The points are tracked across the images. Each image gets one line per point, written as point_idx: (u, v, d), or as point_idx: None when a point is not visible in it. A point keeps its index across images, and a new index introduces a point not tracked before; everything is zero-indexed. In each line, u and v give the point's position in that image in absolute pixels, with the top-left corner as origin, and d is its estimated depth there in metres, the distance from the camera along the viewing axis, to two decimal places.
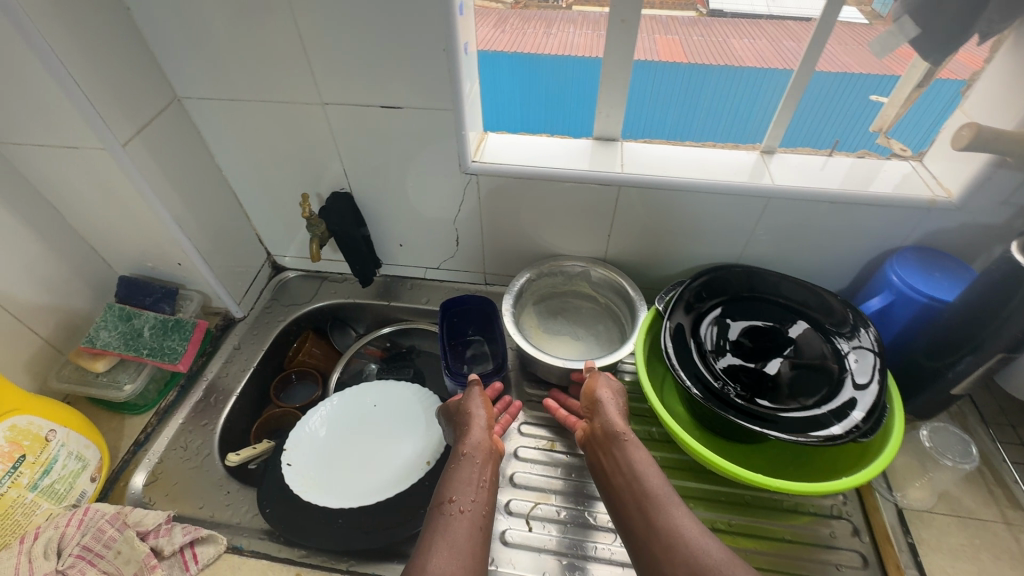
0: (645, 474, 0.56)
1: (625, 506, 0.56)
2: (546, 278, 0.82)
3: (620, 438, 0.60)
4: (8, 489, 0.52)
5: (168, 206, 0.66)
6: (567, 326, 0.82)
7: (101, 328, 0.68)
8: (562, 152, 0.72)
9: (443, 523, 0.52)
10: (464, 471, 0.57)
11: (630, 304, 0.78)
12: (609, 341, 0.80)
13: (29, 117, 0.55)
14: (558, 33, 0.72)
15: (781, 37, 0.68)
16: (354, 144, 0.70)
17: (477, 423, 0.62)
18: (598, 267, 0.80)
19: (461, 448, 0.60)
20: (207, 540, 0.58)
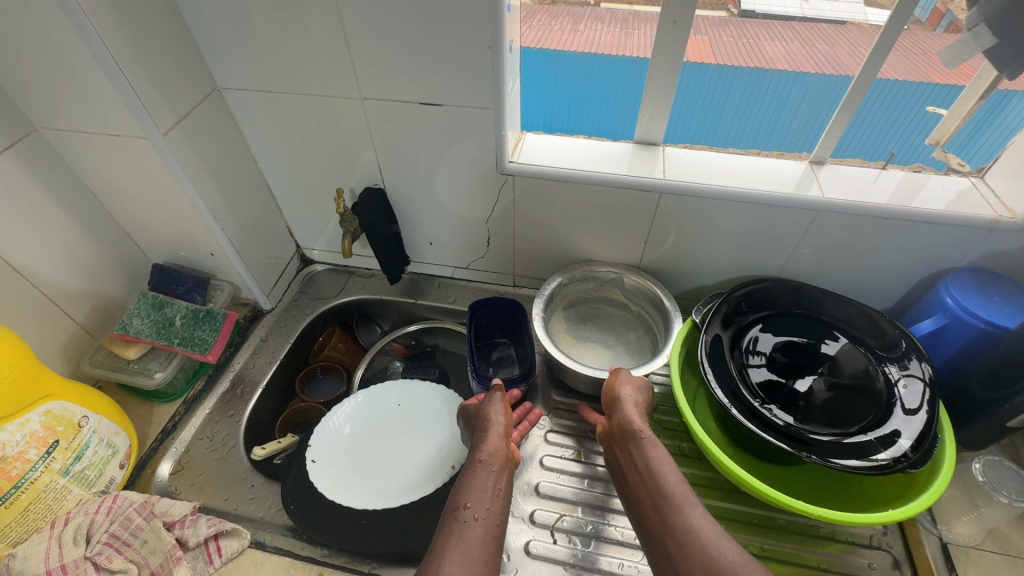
0: (662, 474, 0.53)
1: (643, 509, 0.52)
2: (578, 283, 0.80)
3: (637, 436, 0.57)
4: (41, 474, 0.52)
5: (204, 197, 0.66)
6: (596, 333, 0.80)
7: (134, 315, 0.69)
8: (602, 155, 0.70)
9: (457, 530, 0.49)
10: (478, 477, 0.55)
11: (664, 315, 0.75)
12: (639, 351, 0.78)
13: (72, 103, 0.55)
14: (585, 30, 0.74)
15: (813, 39, 0.72)
16: (391, 140, 0.69)
17: (495, 429, 0.60)
18: (633, 274, 0.77)
19: (478, 454, 0.58)
20: (231, 533, 0.57)
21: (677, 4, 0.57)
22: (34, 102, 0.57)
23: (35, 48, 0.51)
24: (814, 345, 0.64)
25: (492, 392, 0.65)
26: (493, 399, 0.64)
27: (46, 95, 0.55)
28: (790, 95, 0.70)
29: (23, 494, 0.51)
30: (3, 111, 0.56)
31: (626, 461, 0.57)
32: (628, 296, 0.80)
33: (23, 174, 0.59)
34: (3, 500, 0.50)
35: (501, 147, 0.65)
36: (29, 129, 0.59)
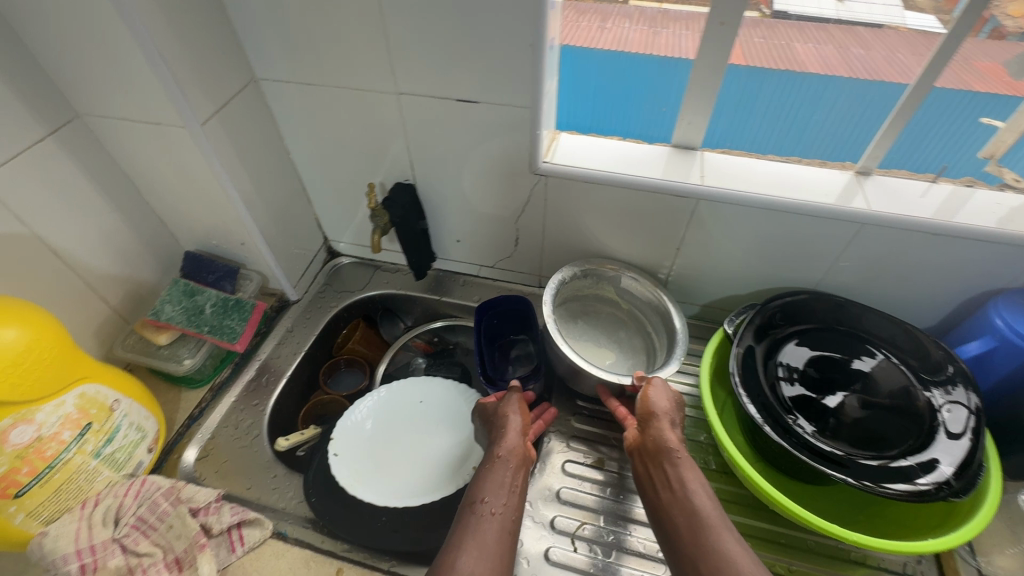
0: (695, 494, 0.52)
1: (674, 524, 0.51)
2: (575, 281, 0.78)
3: (672, 455, 0.56)
4: (74, 455, 0.53)
5: (238, 187, 0.66)
6: (588, 331, 0.80)
7: (165, 302, 0.69)
8: (637, 158, 0.69)
9: (474, 524, 0.49)
10: (497, 472, 0.54)
11: (660, 315, 0.75)
12: (631, 350, 0.78)
13: (115, 89, 0.56)
14: (613, 27, 0.67)
15: (846, 42, 0.64)
16: (425, 136, 0.68)
17: (513, 427, 0.59)
18: (632, 274, 0.76)
19: (496, 450, 0.57)
20: (253, 523, 0.58)
21: (725, 4, 0.55)
22: (78, 89, 0.57)
23: (82, 34, 0.51)
24: (850, 363, 0.62)
25: (510, 390, 0.64)
26: (508, 399, 0.63)
27: (89, 82, 0.56)
28: (822, 97, 0.64)
29: (56, 474, 0.51)
30: (48, 96, 0.57)
31: (658, 476, 0.56)
32: (621, 294, 0.79)
33: (64, 159, 0.59)
34: (37, 479, 0.50)
35: (535, 147, 0.64)
36: (72, 116, 0.60)
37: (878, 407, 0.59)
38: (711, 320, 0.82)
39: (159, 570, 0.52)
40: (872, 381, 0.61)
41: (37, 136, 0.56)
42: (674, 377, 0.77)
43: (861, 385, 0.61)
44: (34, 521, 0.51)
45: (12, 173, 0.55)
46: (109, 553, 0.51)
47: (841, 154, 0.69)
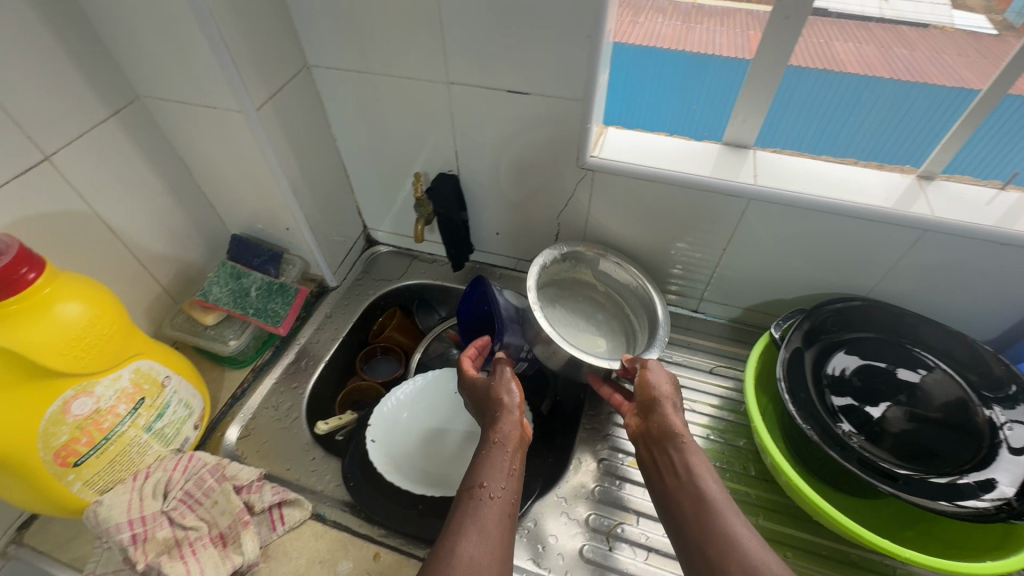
0: (702, 478, 0.49)
1: (682, 512, 0.48)
2: (555, 264, 0.77)
3: (678, 440, 0.53)
4: (128, 428, 0.54)
5: (287, 172, 0.67)
6: (567, 315, 0.78)
7: (213, 283, 0.71)
8: (686, 155, 0.67)
9: (472, 507, 0.46)
10: (495, 456, 0.50)
11: (641, 298, 0.75)
12: (609, 331, 0.78)
13: (176, 74, 0.57)
14: (647, 21, 0.65)
15: (890, 43, 0.67)
16: (472, 127, 0.68)
17: (511, 408, 0.55)
18: (610, 256, 0.75)
19: (492, 435, 0.53)
20: (293, 503, 0.59)
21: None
22: (140, 71, 0.58)
23: (147, 17, 0.52)
24: (898, 374, 0.61)
25: (501, 369, 0.59)
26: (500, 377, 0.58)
27: (151, 64, 0.57)
28: (860, 98, 0.64)
29: (112, 446, 0.53)
30: (111, 78, 0.58)
31: (663, 464, 0.53)
32: (600, 277, 0.78)
33: (124, 140, 0.61)
34: (95, 450, 0.51)
35: (584, 141, 0.63)
36: (132, 97, 0.61)
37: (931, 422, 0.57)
38: (752, 324, 0.80)
39: (205, 544, 0.54)
40: (924, 395, 0.59)
41: (101, 117, 0.58)
42: (709, 379, 0.76)
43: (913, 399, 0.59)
44: (89, 490, 0.52)
45: (78, 153, 0.56)
46: (158, 525, 0.53)
47: (886, 157, 0.67)
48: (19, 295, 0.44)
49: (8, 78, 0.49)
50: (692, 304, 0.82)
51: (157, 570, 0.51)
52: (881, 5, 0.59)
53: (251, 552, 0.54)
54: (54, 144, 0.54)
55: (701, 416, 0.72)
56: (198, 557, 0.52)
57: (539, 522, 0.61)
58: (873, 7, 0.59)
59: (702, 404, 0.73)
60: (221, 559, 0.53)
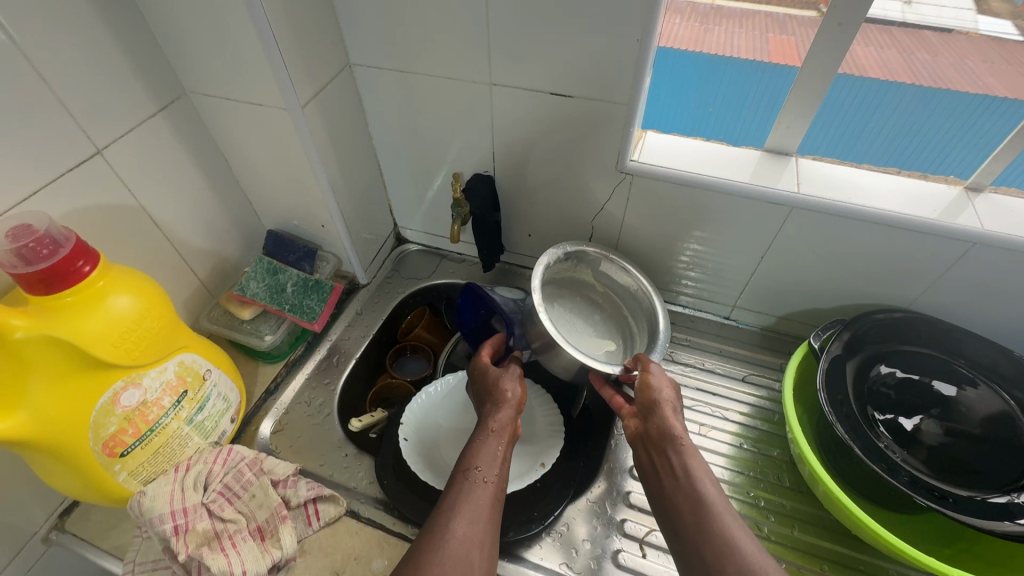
0: (701, 482, 0.50)
1: (677, 512, 0.49)
2: (557, 263, 0.76)
3: (677, 442, 0.53)
4: (171, 420, 0.55)
5: (326, 170, 0.68)
6: (565, 315, 0.76)
7: (250, 278, 0.71)
8: (727, 160, 0.67)
9: (466, 489, 0.48)
10: (490, 443, 0.53)
11: (641, 300, 0.75)
12: (606, 332, 0.76)
13: (224, 70, 0.57)
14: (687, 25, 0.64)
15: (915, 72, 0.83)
16: (512, 129, 0.68)
17: (509, 402, 0.57)
18: (611, 257, 0.75)
19: (489, 424, 0.55)
20: (328, 499, 0.59)
21: (845, 4, 0.52)
22: (189, 67, 0.59)
23: (200, 13, 0.52)
24: (934, 387, 0.60)
25: (511, 367, 0.62)
26: (508, 372, 0.61)
27: (200, 61, 0.57)
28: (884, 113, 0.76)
29: (156, 438, 0.53)
30: (162, 73, 0.59)
31: (661, 466, 0.53)
32: (599, 278, 0.77)
33: (171, 135, 0.62)
34: (140, 441, 0.52)
35: (626, 145, 0.63)
36: (180, 92, 0.62)
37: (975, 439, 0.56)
38: (785, 332, 0.79)
39: (244, 537, 0.54)
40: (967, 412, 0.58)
41: (150, 111, 0.58)
42: (739, 387, 0.75)
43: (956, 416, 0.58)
44: (134, 480, 0.53)
45: (127, 147, 0.57)
46: (197, 517, 0.53)
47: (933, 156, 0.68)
48: (73, 287, 0.45)
49: (67, 72, 0.50)
50: (725, 311, 0.81)
51: (199, 562, 0.51)
52: (905, 11, 0.58)
53: (289, 547, 0.55)
54: (106, 138, 0.54)
55: (733, 424, 0.71)
56: (239, 549, 0.53)
57: (571, 526, 0.61)
58: (896, 12, 0.58)
59: (734, 412, 0.72)
60: (260, 553, 0.54)
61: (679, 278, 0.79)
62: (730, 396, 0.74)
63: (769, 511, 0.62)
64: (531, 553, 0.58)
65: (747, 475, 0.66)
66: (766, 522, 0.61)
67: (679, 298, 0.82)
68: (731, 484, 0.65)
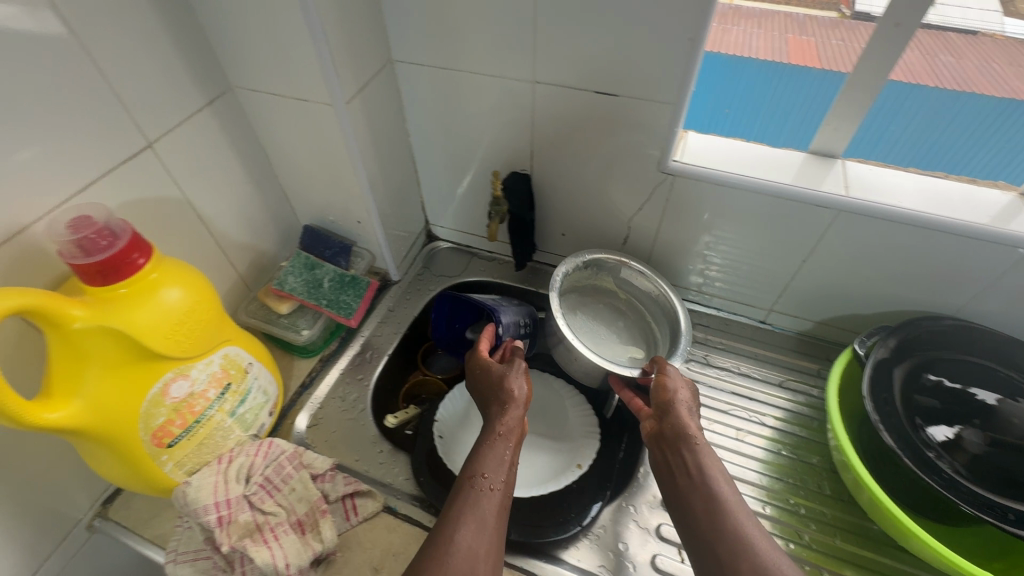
0: (715, 480, 0.49)
1: (692, 510, 0.48)
2: (576, 271, 0.77)
3: (691, 441, 0.52)
4: (215, 413, 0.55)
5: (366, 167, 0.68)
6: (588, 323, 0.78)
7: (288, 273, 0.72)
8: (772, 161, 0.66)
9: (471, 497, 0.46)
10: (497, 447, 0.51)
11: (663, 306, 0.75)
12: (629, 338, 0.77)
13: (272, 65, 0.57)
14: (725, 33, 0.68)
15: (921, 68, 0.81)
16: (552, 127, 0.68)
17: (515, 401, 0.55)
18: (631, 264, 0.76)
19: (496, 427, 0.53)
20: (365, 494, 0.60)
21: (904, 4, 0.51)
22: (237, 63, 0.59)
23: (251, 8, 0.53)
24: (975, 396, 0.58)
25: (515, 362, 0.59)
26: (513, 369, 0.58)
27: (248, 56, 0.58)
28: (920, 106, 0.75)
29: (201, 429, 0.54)
30: (210, 68, 0.59)
31: (675, 464, 0.52)
32: (620, 284, 0.78)
33: (217, 129, 0.62)
34: (186, 432, 0.53)
35: (670, 145, 0.62)
36: (226, 87, 0.62)
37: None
38: (822, 338, 0.78)
39: (286, 530, 0.54)
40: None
41: (198, 106, 0.59)
42: (775, 392, 0.74)
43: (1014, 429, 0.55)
44: (179, 470, 0.54)
45: (176, 140, 0.57)
46: (240, 509, 0.54)
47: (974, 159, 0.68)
48: (127, 280, 0.46)
49: (122, 64, 0.50)
50: (760, 315, 0.80)
51: (241, 553, 0.51)
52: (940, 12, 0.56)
53: (329, 540, 0.55)
54: (156, 131, 0.55)
55: (770, 429, 0.70)
56: (280, 542, 0.53)
57: (609, 529, 0.60)
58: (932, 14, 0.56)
59: (771, 417, 0.71)
60: (302, 545, 0.54)
61: (714, 280, 0.78)
62: (768, 401, 0.73)
63: (809, 519, 0.61)
64: (569, 554, 0.58)
65: (786, 482, 0.65)
66: (806, 530, 0.61)
67: (714, 300, 0.81)
68: (769, 490, 0.64)
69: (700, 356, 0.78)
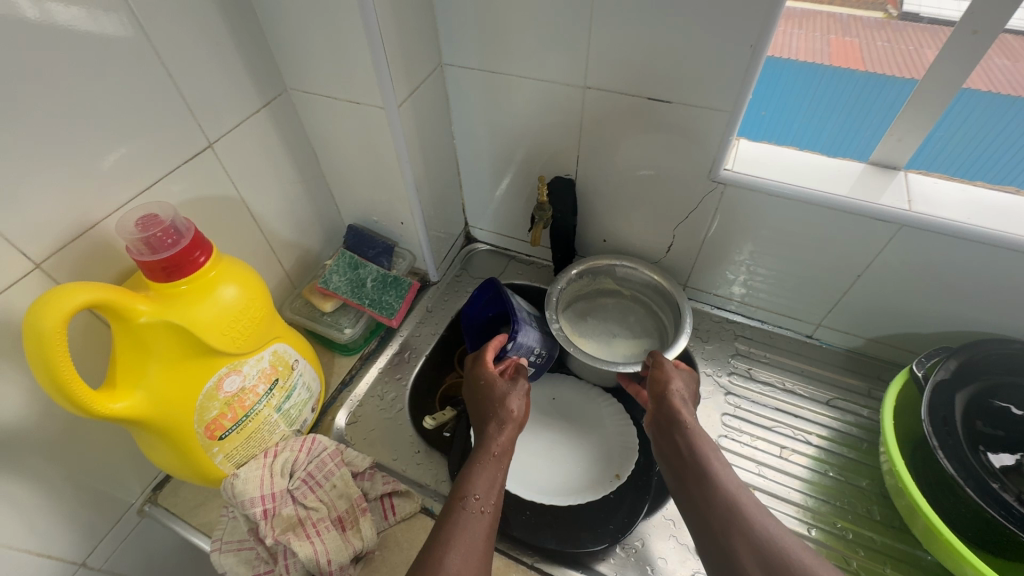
0: (708, 460, 0.52)
1: (698, 498, 0.50)
2: (574, 283, 0.79)
3: (683, 426, 0.56)
4: (263, 407, 0.56)
5: (413, 169, 0.68)
6: (602, 325, 0.78)
7: (333, 272, 0.73)
8: (829, 173, 0.63)
9: (461, 520, 0.47)
10: (489, 468, 0.52)
11: (664, 292, 0.76)
12: (644, 332, 0.78)
13: (328, 68, 0.58)
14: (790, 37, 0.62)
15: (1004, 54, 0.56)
16: (600, 133, 0.67)
17: (513, 420, 0.56)
18: (622, 260, 0.77)
19: (491, 447, 0.54)
20: (403, 495, 0.60)
21: (984, 11, 0.48)
22: (293, 66, 0.61)
23: (311, 12, 0.54)
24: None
25: (518, 381, 0.61)
26: (516, 389, 0.60)
27: (306, 59, 0.59)
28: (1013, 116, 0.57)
29: (249, 423, 0.55)
30: (269, 72, 0.61)
31: (670, 448, 0.56)
32: (621, 282, 0.80)
33: (271, 130, 0.63)
34: (236, 426, 0.54)
35: (722, 153, 0.61)
36: (283, 90, 0.64)
37: None
38: (875, 356, 0.75)
39: (327, 526, 0.55)
40: None
41: (255, 107, 0.60)
42: (823, 410, 0.71)
43: None
44: (228, 462, 0.55)
45: (234, 140, 0.59)
46: (283, 503, 0.55)
47: None
48: (189, 277, 0.47)
49: (188, 65, 0.52)
50: (807, 329, 0.77)
51: (284, 546, 0.53)
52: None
53: (369, 538, 0.55)
54: (215, 131, 0.57)
55: (815, 448, 0.67)
56: (322, 537, 0.54)
57: (645, 545, 0.59)
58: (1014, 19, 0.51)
59: (818, 436, 0.68)
60: (342, 543, 0.54)
61: (760, 292, 0.76)
62: (814, 418, 0.70)
63: (857, 545, 0.59)
64: (605, 566, 0.58)
65: (832, 504, 0.63)
66: (855, 556, 0.58)
67: (757, 313, 0.79)
68: (815, 512, 0.62)
69: (743, 370, 0.76)
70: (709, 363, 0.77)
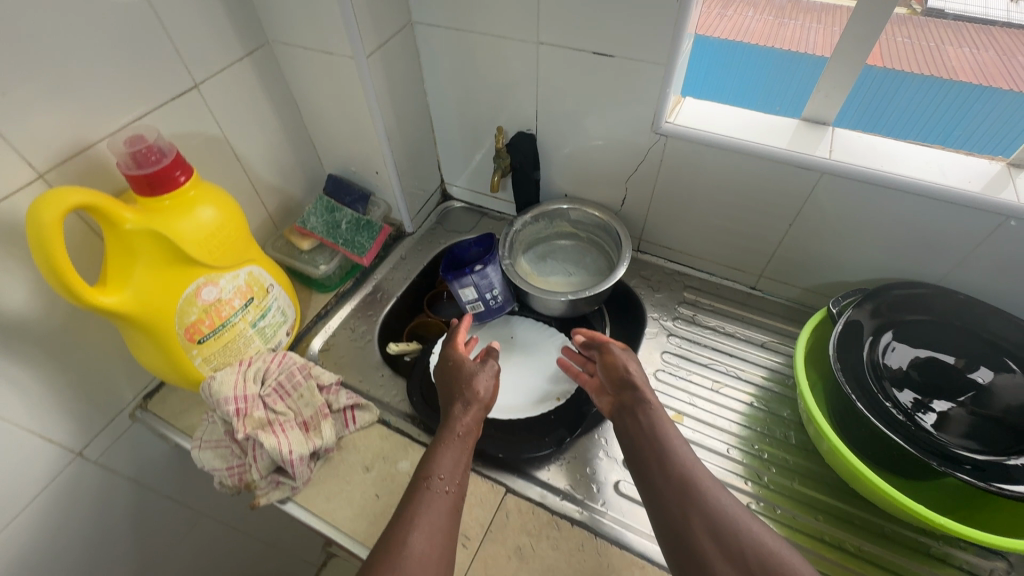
0: (670, 431, 0.55)
1: (645, 459, 0.54)
2: (531, 227, 0.86)
3: (647, 406, 0.58)
4: (239, 320, 0.64)
5: (384, 119, 0.74)
6: (558, 266, 0.85)
7: (311, 214, 0.79)
8: (762, 128, 0.68)
9: (426, 499, 0.51)
10: (453, 447, 0.56)
11: (609, 229, 0.83)
12: (597, 271, 0.84)
13: (304, 20, 0.65)
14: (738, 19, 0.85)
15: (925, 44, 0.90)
16: (553, 88, 0.73)
17: (479, 401, 0.61)
18: (574, 205, 0.84)
19: (456, 427, 0.58)
20: (364, 407, 0.67)
21: None
22: (272, 17, 0.67)
23: None
24: (965, 372, 0.59)
25: (488, 363, 0.65)
26: (484, 369, 0.64)
27: (282, 11, 0.65)
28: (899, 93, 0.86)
29: (226, 332, 0.62)
30: (251, 23, 0.67)
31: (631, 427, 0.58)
32: (575, 225, 0.87)
33: (253, 78, 0.70)
34: (213, 333, 0.61)
35: (661, 105, 0.66)
36: (264, 41, 0.70)
37: (976, 412, 0.56)
38: (811, 306, 0.80)
39: (292, 426, 0.62)
40: (970, 385, 0.58)
41: (239, 55, 0.67)
42: (757, 352, 0.77)
43: (959, 389, 0.58)
44: (206, 366, 0.62)
45: (218, 84, 0.65)
46: (255, 405, 0.61)
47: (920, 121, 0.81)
48: (171, 193, 0.54)
49: (176, 13, 0.58)
50: (751, 281, 0.82)
51: (253, 440, 0.59)
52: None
53: (329, 438, 0.63)
54: (200, 73, 0.63)
55: (744, 383, 0.73)
56: (287, 434, 0.61)
57: (579, 456, 0.66)
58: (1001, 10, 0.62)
59: (748, 374, 0.74)
60: (304, 438, 0.61)
61: (708, 245, 0.81)
62: (748, 356, 0.76)
63: (770, 463, 0.65)
64: (541, 472, 0.64)
65: (754, 430, 0.68)
66: (766, 472, 0.64)
67: (705, 264, 0.85)
68: (739, 436, 0.68)
69: (687, 315, 0.82)
70: (657, 309, 0.82)
